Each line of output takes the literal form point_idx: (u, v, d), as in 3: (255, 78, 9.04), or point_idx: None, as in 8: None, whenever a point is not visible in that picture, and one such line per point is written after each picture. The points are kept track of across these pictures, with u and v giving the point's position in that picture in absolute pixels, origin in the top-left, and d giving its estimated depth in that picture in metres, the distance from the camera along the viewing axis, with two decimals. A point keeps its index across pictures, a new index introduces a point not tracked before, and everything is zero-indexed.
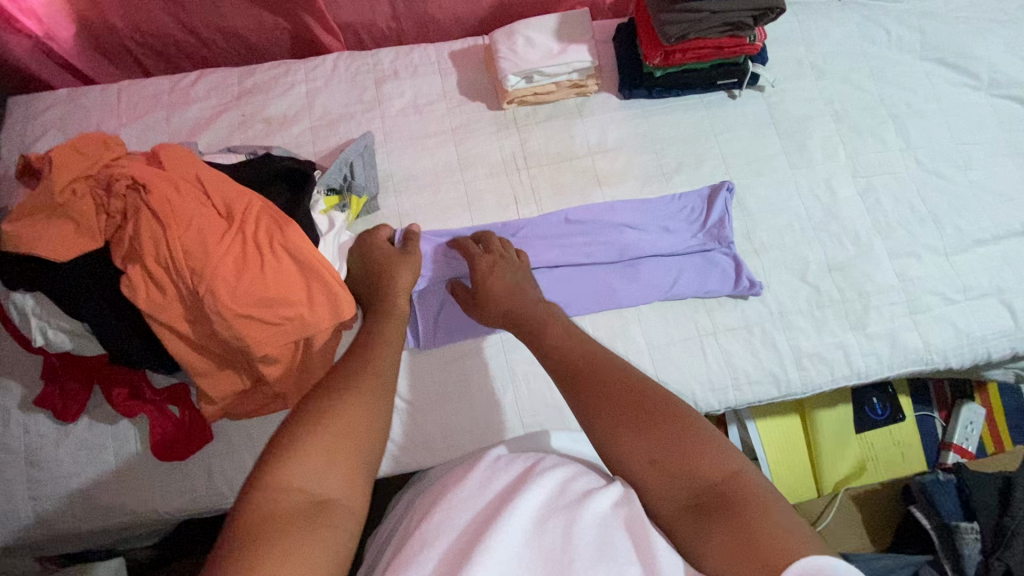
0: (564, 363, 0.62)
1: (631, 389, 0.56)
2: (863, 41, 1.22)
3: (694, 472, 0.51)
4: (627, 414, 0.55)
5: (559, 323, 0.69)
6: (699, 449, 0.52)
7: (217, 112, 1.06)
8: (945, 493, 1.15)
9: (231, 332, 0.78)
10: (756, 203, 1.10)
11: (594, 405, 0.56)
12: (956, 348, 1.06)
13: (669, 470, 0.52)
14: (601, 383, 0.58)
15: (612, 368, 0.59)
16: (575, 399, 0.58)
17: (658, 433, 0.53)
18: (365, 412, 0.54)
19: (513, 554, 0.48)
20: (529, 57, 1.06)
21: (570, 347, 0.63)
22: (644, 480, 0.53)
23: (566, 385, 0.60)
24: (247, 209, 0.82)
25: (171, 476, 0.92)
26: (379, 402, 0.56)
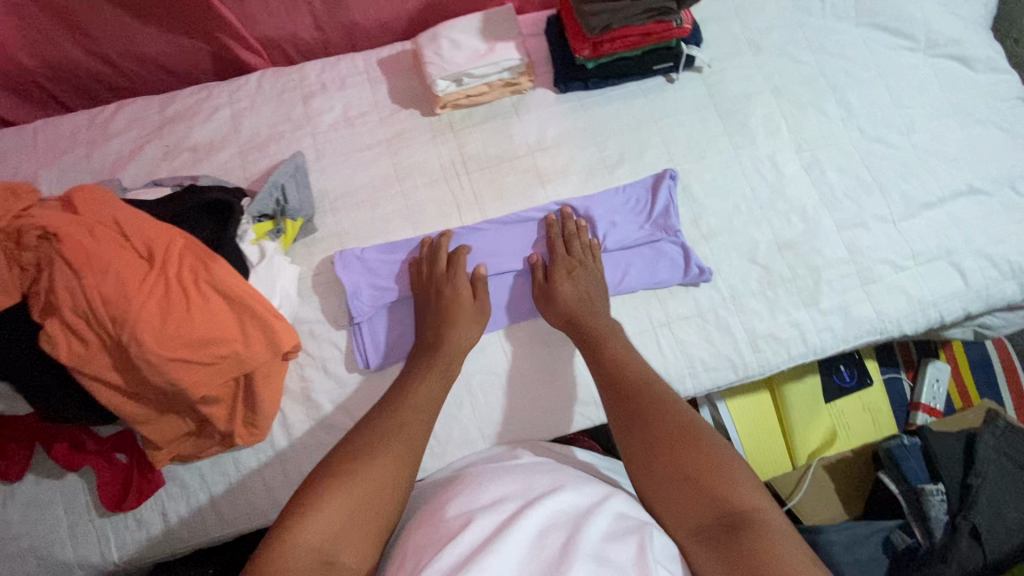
0: (617, 396, 0.79)
1: (678, 424, 0.72)
2: (798, 12, 1.20)
3: (716, 499, 0.64)
4: (669, 445, 0.70)
5: (621, 347, 0.87)
6: (731, 480, 0.65)
7: (139, 145, 1.02)
8: (910, 456, 1.16)
9: (162, 378, 0.76)
10: (701, 188, 1.08)
11: (639, 435, 0.73)
12: (909, 315, 1.07)
13: (698, 492, 0.65)
14: (652, 411, 0.74)
15: (663, 406, 0.75)
16: (626, 422, 0.75)
17: (690, 464, 0.68)
18: (384, 480, 0.67)
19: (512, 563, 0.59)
20: (456, 60, 1.03)
21: (627, 378, 0.81)
22: (672, 498, 0.67)
23: (620, 407, 0.77)
24: (169, 248, 0.80)
25: (126, 525, 0.89)
26: (398, 471, 0.68)
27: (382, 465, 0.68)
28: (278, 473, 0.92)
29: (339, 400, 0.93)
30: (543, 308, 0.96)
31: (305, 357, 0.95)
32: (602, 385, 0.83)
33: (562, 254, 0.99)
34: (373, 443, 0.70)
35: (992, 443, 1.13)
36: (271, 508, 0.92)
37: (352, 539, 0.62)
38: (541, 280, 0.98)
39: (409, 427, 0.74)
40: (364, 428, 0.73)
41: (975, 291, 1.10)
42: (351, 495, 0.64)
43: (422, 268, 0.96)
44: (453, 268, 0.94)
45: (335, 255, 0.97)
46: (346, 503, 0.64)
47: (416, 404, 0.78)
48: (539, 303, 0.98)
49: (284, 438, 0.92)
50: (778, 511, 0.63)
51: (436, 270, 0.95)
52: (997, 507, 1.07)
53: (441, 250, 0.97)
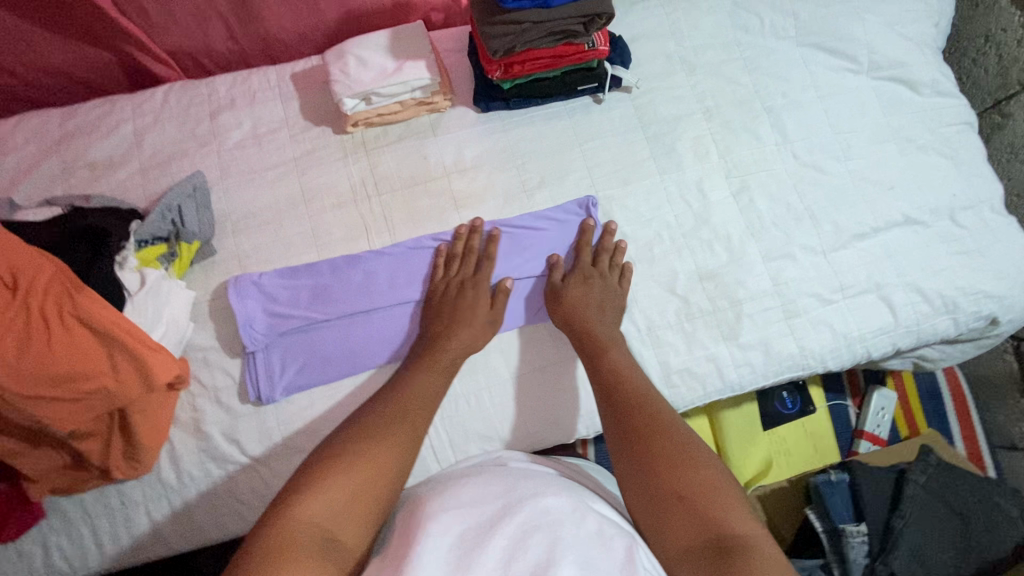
0: (619, 406, 0.79)
1: (677, 443, 0.72)
2: (736, 30, 1.16)
3: (711, 524, 0.63)
4: (669, 462, 0.70)
5: (624, 359, 0.87)
6: (726, 506, 0.65)
7: (36, 161, 0.99)
8: (836, 493, 1.12)
9: (21, 415, 0.73)
10: (623, 215, 1.04)
11: (638, 449, 0.73)
12: (834, 350, 1.04)
13: (695, 515, 0.64)
14: (654, 429, 0.74)
15: (664, 424, 0.75)
16: (628, 435, 0.75)
17: (689, 484, 0.67)
18: (384, 465, 0.67)
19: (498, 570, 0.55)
20: (363, 78, 0.99)
21: (631, 392, 0.81)
22: (669, 517, 0.65)
23: (619, 423, 0.77)
24: (33, 277, 0.76)
25: (5, 556, 0.87)
26: (396, 463, 0.69)
27: (383, 451, 0.69)
28: (164, 505, 0.89)
29: (230, 432, 0.90)
30: (551, 308, 0.96)
31: (196, 387, 0.91)
32: (603, 402, 0.82)
33: (581, 259, 0.99)
34: (375, 433, 0.71)
35: (921, 481, 1.11)
36: (158, 541, 0.90)
37: (349, 522, 0.62)
38: (551, 282, 0.98)
39: (410, 421, 0.75)
40: (366, 415, 0.75)
41: (904, 326, 1.06)
42: (356, 479, 0.65)
43: (450, 265, 0.97)
44: (478, 274, 0.96)
45: (232, 281, 0.94)
46: (349, 484, 0.64)
47: (418, 398, 0.80)
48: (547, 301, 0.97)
49: (170, 469, 0.89)
50: (772, 540, 0.62)
51: (466, 269, 0.97)
52: (918, 550, 1.04)
53: (476, 250, 0.98)
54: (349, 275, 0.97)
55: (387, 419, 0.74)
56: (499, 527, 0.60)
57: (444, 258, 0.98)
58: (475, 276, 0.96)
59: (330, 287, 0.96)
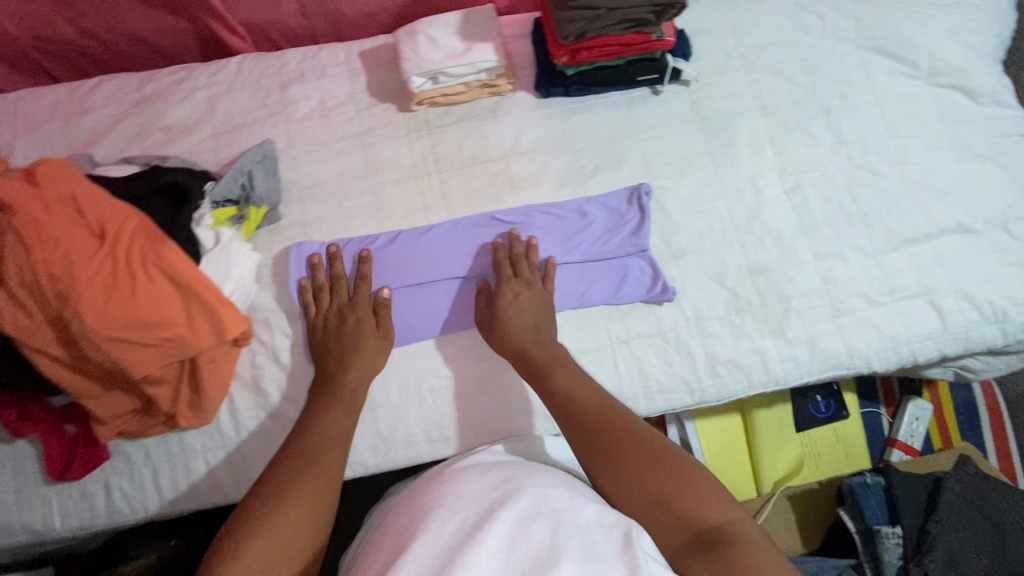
0: (580, 419, 0.81)
1: (647, 448, 0.76)
2: (796, 30, 1.16)
3: (695, 519, 0.70)
4: (643, 467, 0.75)
5: (570, 373, 0.87)
6: (704, 497, 0.71)
7: (114, 121, 1.03)
8: (872, 495, 1.14)
9: (104, 356, 0.77)
10: (676, 205, 1.06)
11: (609, 460, 0.76)
12: (880, 352, 1.04)
13: (674, 516, 0.71)
14: (621, 441, 0.77)
15: (629, 431, 0.78)
16: (596, 455, 0.77)
17: (668, 485, 0.73)
18: (298, 520, 0.73)
19: (502, 550, 0.63)
20: (433, 57, 1.02)
21: (589, 405, 0.82)
22: (656, 520, 0.72)
23: (583, 439, 0.79)
24: (121, 228, 0.80)
25: (69, 494, 0.91)
26: (310, 512, 0.75)
27: (295, 506, 0.74)
28: (222, 456, 0.93)
29: (287, 391, 0.94)
30: (489, 337, 0.94)
31: (257, 345, 0.95)
32: (560, 419, 0.83)
33: (507, 275, 0.96)
34: (287, 485, 0.76)
35: (957, 489, 1.10)
36: (213, 490, 0.93)
37: (281, 572, 0.70)
38: (481, 309, 0.95)
39: (323, 462, 0.79)
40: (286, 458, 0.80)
41: (952, 333, 1.06)
42: (279, 532, 0.71)
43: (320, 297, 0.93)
44: (352, 301, 0.93)
45: (297, 247, 0.98)
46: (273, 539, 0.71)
47: (332, 437, 0.83)
48: (484, 330, 0.95)
49: (229, 423, 0.93)
50: (749, 521, 0.70)
51: (339, 298, 0.93)
52: (954, 558, 1.04)
53: (341, 277, 0.94)
54: (407, 247, 1.00)
55: (297, 467, 0.78)
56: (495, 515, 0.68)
57: (315, 290, 0.94)
58: (350, 303, 0.93)
59: (388, 257, 0.99)
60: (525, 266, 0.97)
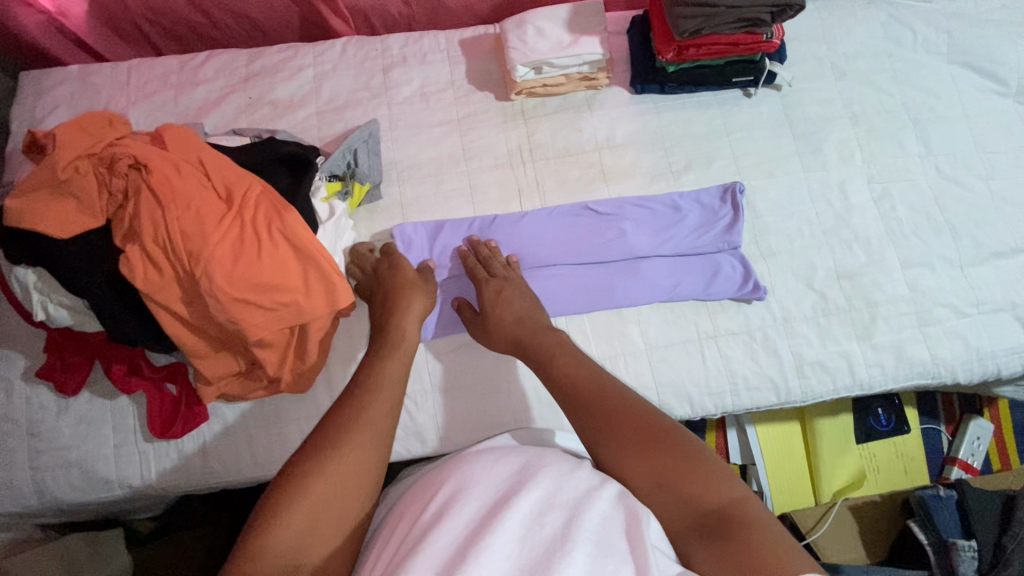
0: (573, 393, 0.68)
1: (646, 422, 0.62)
2: (887, 41, 1.18)
3: (702, 499, 0.56)
4: (641, 440, 0.60)
5: (570, 355, 0.74)
6: (705, 476, 0.57)
7: (224, 94, 1.06)
8: (944, 508, 1.14)
9: (226, 316, 0.79)
10: (766, 206, 1.07)
11: (605, 432, 0.62)
12: (965, 363, 1.03)
13: (674, 497, 0.57)
14: (613, 410, 0.64)
15: (627, 402, 0.64)
16: (594, 431, 0.63)
17: (673, 460, 0.58)
18: (355, 480, 0.58)
19: (510, 540, 0.50)
20: (539, 47, 1.04)
21: (580, 378, 0.69)
22: (661, 503, 0.57)
23: (579, 416, 0.65)
24: (247, 193, 0.82)
25: (167, 452, 0.93)
26: (370, 471, 0.59)
27: (345, 462, 0.58)
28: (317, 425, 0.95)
29: None
30: (486, 341, 0.90)
31: (355, 318, 0.97)
32: (556, 394, 0.70)
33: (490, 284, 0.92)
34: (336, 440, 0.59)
35: None
36: None
37: (322, 538, 0.55)
38: (470, 321, 0.93)
39: (373, 416, 0.62)
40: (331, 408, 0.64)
41: None
42: (328, 491, 0.56)
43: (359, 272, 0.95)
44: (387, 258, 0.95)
45: (404, 230, 1.00)
46: (322, 500, 0.56)
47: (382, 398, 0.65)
48: (476, 334, 0.93)
49: (325, 392, 0.95)
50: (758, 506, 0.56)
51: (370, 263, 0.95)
52: None
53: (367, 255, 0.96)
54: (503, 231, 1.01)
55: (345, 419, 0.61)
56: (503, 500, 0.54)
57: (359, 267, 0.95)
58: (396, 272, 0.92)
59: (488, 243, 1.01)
60: (496, 264, 0.95)
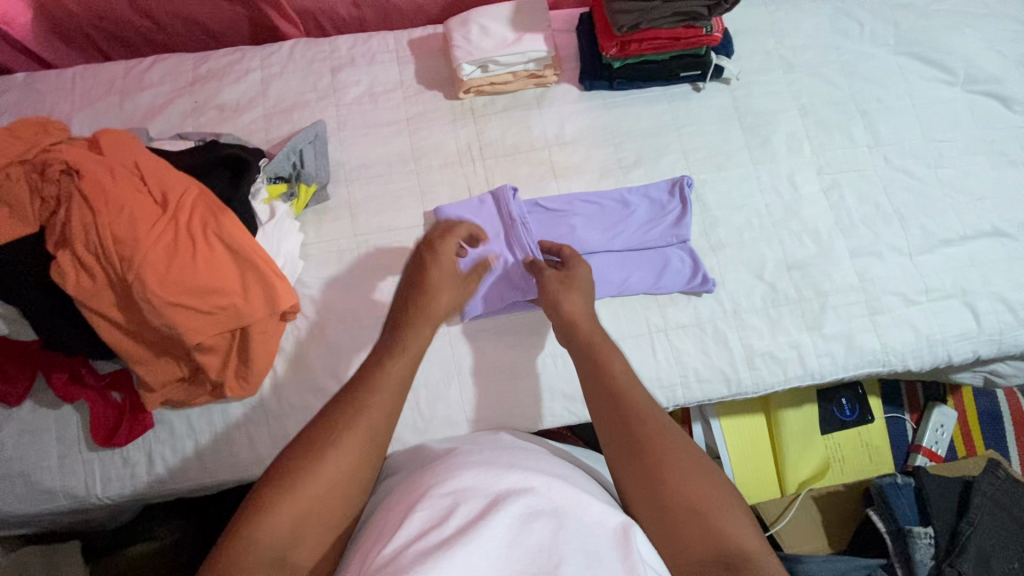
0: (618, 398, 0.66)
1: (689, 455, 0.62)
2: (835, 34, 1.19)
3: (725, 539, 0.56)
4: (678, 468, 0.60)
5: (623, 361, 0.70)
6: (736, 524, 0.57)
7: (169, 99, 1.06)
8: (902, 496, 1.15)
9: (162, 321, 0.78)
10: (715, 199, 1.07)
11: (641, 452, 0.62)
12: (915, 350, 1.04)
13: (698, 536, 0.57)
14: (656, 433, 0.63)
15: (671, 430, 0.63)
16: (632, 447, 0.63)
17: (703, 496, 0.59)
18: (345, 474, 0.57)
19: (498, 544, 0.54)
20: (484, 46, 1.05)
21: (640, 403, 0.65)
22: (681, 534, 0.57)
23: (623, 427, 0.64)
24: (183, 197, 0.82)
25: (112, 461, 0.92)
26: (363, 465, 0.58)
27: (340, 457, 0.57)
28: (263, 430, 0.94)
29: (331, 367, 0.95)
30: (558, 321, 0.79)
31: (303, 321, 0.97)
32: (599, 400, 0.67)
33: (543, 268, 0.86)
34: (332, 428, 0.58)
35: (988, 492, 1.11)
36: (254, 463, 0.93)
37: (311, 533, 0.55)
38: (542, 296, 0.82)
39: (373, 416, 0.60)
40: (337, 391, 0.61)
41: (987, 335, 1.06)
42: (321, 481, 0.56)
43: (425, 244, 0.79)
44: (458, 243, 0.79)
45: (432, 213, 1.02)
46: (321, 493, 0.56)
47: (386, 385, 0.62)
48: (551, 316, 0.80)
49: (273, 396, 0.94)
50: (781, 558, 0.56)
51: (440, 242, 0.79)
52: (986, 561, 1.04)
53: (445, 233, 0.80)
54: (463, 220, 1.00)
55: (347, 411, 0.59)
56: (494, 507, 0.57)
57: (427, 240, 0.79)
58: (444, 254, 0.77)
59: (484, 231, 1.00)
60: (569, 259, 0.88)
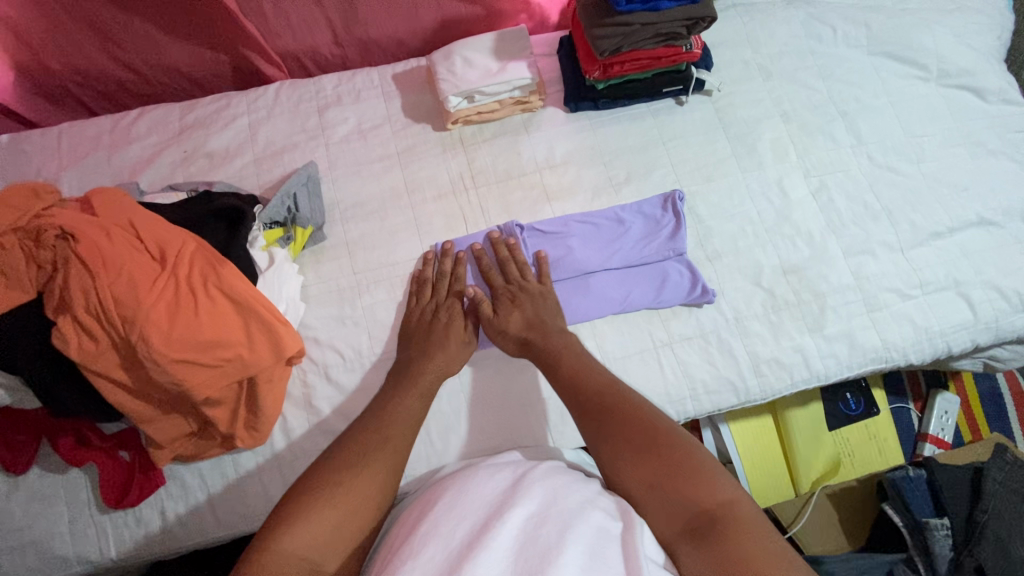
0: (581, 395, 0.75)
1: (650, 429, 0.68)
2: (809, 39, 1.22)
3: (694, 501, 0.62)
4: (639, 445, 0.67)
5: (578, 360, 0.81)
6: (704, 481, 0.63)
7: (158, 150, 1.06)
8: (916, 488, 1.15)
9: (168, 378, 0.77)
10: (708, 210, 1.09)
11: (605, 434, 0.70)
12: (915, 344, 1.06)
13: (670, 499, 0.63)
14: (616, 417, 0.70)
15: (631, 408, 0.71)
16: (597, 432, 0.71)
17: (667, 466, 0.65)
18: (374, 480, 0.68)
19: (503, 553, 0.56)
20: (468, 77, 1.06)
21: (600, 392, 0.74)
22: (654, 504, 0.64)
23: (590, 419, 0.72)
24: (181, 251, 0.82)
25: (125, 522, 0.91)
26: (388, 474, 0.70)
27: (374, 461, 0.70)
28: (277, 478, 0.93)
29: (340, 408, 0.95)
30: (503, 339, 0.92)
31: (308, 363, 0.96)
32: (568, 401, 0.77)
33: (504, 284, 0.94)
34: (363, 448, 0.71)
35: (999, 478, 1.12)
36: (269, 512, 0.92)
37: (347, 524, 0.65)
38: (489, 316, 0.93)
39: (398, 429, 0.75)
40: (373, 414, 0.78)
41: (984, 323, 1.08)
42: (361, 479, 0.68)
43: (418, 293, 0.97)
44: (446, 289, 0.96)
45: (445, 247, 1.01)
46: (361, 487, 0.67)
47: (403, 417, 0.78)
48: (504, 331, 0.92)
49: (285, 443, 0.93)
50: (754, 505, 0.61)
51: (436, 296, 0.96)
52: (1004, 547, 1.05)
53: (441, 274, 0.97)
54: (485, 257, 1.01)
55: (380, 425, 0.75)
56: (498, 517, 0.60)
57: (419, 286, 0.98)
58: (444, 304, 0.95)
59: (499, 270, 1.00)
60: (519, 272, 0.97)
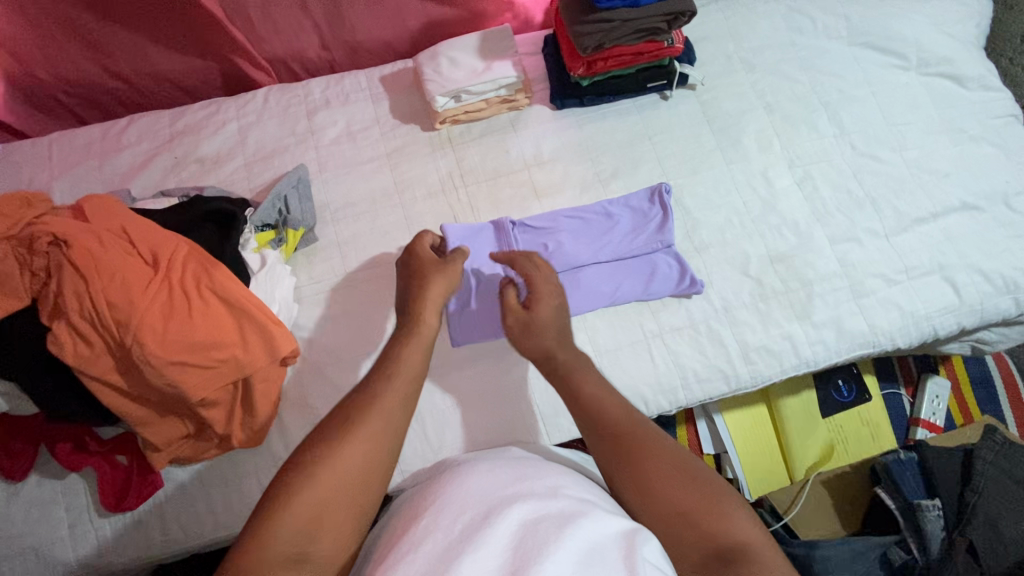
0: (602, 418, 0.69)
1: (675, 461, 0.65)
2: (791, 32, 1.23)
3: (718, 534, 0.59)
4: (666, 477, 0.64)
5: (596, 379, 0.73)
6: (727, 515, 0.61)
7: (149, 157, 1.07)
8: (907, 470, 1.17)
9: (163, 380, 0.78)
10: (694, 202, 1.10)
11: (630, 466, 0.65)
12: (902, 329, 1.07)
13: (693, 534, 0.60)
14: (641, 445, 0.66)
15: (654, 439, 0.67)
16: (620, 462, 0.65)
17: (693, 500, 0.62)
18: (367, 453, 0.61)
19: (501, 553, 0.56)
20: (455, 78, 1.08)
21: (621, 418, 0.68)
22: (676, 537, 0.61)
23: (611, 446, 0.67)
24: (173, 254, 0.83)
25: (124, 525, 0.92)
26: (382, 446, 0.62)
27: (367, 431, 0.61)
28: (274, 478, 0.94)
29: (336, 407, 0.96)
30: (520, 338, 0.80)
31: (303, 364, 0.97)
32: (586, 425, 0.69)
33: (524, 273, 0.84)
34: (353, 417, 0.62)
35: (989, 457, 1.14)
36: None
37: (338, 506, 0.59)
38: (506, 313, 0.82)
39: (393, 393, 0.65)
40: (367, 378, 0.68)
41: (969, 306, 1.09)
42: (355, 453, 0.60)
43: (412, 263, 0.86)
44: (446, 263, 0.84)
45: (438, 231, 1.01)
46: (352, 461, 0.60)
47: (399, 379, 0.67)
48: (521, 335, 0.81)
49: (281, 443, 0.94)
50: (770, 538, 0.60)
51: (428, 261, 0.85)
52: (993, 525, 1.07)
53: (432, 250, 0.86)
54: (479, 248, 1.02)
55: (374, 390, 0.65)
56: (495, 516, 0.59)
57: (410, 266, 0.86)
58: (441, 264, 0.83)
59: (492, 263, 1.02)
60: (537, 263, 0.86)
